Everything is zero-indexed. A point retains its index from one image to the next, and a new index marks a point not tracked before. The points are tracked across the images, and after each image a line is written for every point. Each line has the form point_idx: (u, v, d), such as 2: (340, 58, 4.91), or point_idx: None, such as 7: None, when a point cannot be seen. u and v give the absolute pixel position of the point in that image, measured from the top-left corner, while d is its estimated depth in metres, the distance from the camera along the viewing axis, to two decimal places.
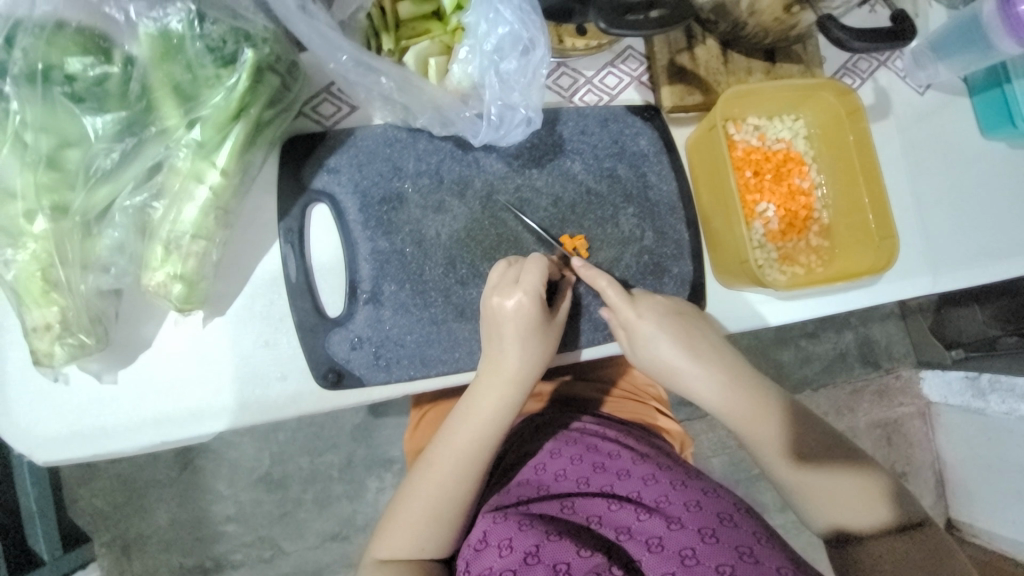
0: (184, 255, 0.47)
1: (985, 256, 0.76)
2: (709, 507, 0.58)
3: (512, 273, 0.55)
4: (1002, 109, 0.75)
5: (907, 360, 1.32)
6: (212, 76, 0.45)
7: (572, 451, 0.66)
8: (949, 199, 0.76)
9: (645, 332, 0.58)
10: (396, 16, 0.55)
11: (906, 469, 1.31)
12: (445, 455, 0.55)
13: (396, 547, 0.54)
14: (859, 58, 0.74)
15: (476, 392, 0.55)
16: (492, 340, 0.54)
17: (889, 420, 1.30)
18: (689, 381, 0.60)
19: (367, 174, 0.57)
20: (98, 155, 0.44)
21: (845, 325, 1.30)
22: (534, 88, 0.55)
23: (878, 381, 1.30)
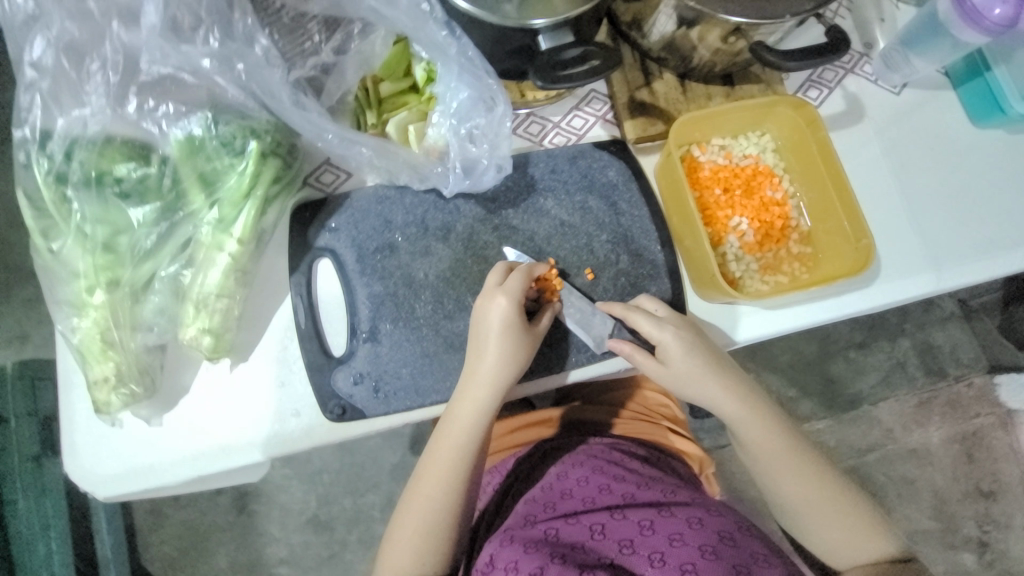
0: (211, 312, 0.57)
1: (994, 247, 0.74)
2: (710, 525, 0.60)
3: (494, 280, 0.61)
4: (990, 97, 0.74)
5: (980, 365, 1.48)
6: (227, 164, 0.56)
7: (578, 474, 0.67)
8: (949, 189, 0.75)
9: (682, 353, 0.62)
10: (378, 93, 0.65)
11: (992, 486, 1.47)
12: (436, 461, 0.60)
13: (398, 561, 0.58)
14: (823, 69, 0.76)
15: (460, 396, 0.59)
16: (473, 346, 0.60)
17: (969, 435, 1.47)
18: (713, 396, 0.63)
19: (363, 230, 0.65)
20: (139, 238, 0.55)
21: (902, 332, 1.48)
22: (501, 138, 0.63)
23: (949, 391, 1.47)
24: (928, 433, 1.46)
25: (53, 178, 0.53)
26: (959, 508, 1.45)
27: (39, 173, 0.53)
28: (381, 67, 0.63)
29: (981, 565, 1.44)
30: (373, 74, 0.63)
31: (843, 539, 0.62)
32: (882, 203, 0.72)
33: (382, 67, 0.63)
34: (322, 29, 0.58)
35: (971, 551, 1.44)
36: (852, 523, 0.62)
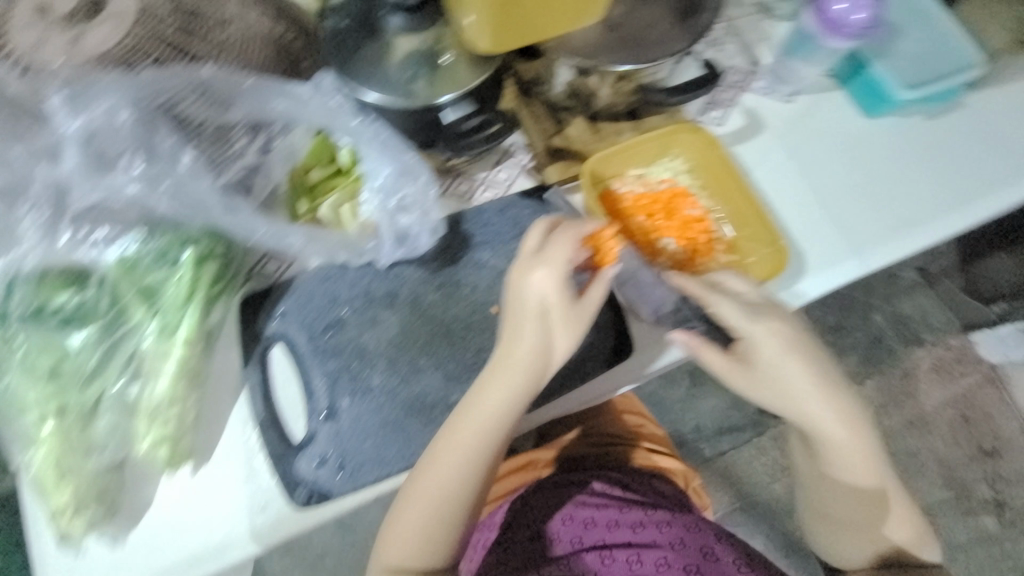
0: (164, 420, 0.58)
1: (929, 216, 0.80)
2: (688, 540, 0.72)
3: (533, 246, 0.60)
4: (873, 90, 0.81)
5: (953, 327, 1.56)
6: (164, 275, 0.58)
7: (571, 515, 0.76)
8: (908, 156, 0.83)
9: (781, 346, 0.63)
10: (308, 181, 0.67)
11: (995, 444, 1.50)
12: (449, 454, 0.58)
13: (402, 551, 0.59)
14: (719, 90, 0.83)
15: (484, 382, 0.60)
16: (551, 314, 0.59)
17: (959, 398, 1.51)
18: (795, 393, 0.63)
19: (310, 311, 0.67)
20: (81, 361, 0.57)
21: (870, 307, 1.57)
22: (432, 205, 0.67)
23: (931, 356, 1.54)
24: (919, 402, 1.52)
25: None
26: (967, 472, 1.49)
27: None
28: (306, 157, 0.66)
29: (1002, 527, 1.46)
30: (299, 165, 0.67)
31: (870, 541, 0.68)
32: (796, 202, 0.77)
33: (306, 157, 0.66)
34: (248, 133, 0.62)
35: (990, 514, 1.47)
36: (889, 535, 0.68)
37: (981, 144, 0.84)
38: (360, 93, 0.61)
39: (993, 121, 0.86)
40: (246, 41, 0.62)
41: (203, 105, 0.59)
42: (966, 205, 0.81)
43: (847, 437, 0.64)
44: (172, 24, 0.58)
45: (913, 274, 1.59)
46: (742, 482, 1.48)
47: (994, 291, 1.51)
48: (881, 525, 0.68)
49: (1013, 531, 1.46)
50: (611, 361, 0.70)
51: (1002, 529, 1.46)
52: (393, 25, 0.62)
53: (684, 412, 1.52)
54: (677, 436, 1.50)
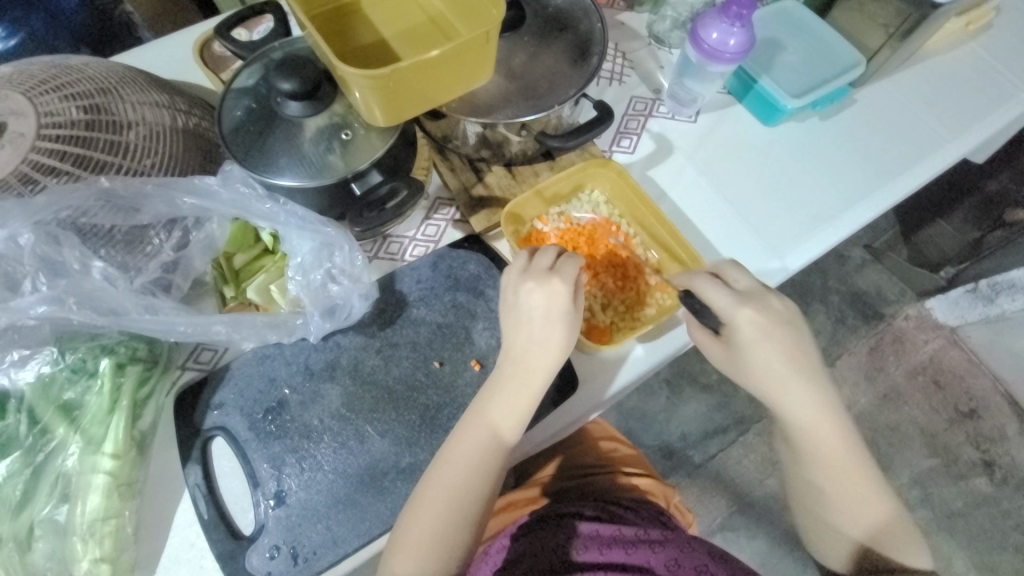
0: (99, 539, 0.56)
1: (848, 198, 0.85)
2: (685, 563, 0.72)
3: (546, 260, 0.63)
4: (765, 102, 0.86)
5: (908, 297, 1.62)
6: (87, 386, 0.58)
7: (557, 540, 0.75)
8: (829, 142, 0.89)
9: (749, 325, 0.63)
10: (232, 267, 0.68)
11: (971, 405, 1.55)
12: (468, 441, 0.60)
13: (419, 555, 0.57)
14: (627, 120, 0.88)
15: (495, 390, 0.62)
16: (536, 323, 0.62)
17: (926, 364, 1.57)
18: (771, 377, 0.64)
19: (249, 395, 0.66)
20: (9, 491, 0.55)
21: (827, 290, 1.62)
22: (360, 270, 0.68)
23: (892, 329, 1.59)
24: (891, 375, 1.56)
25: None
26: (949, 436, 1.52)
27: None
28: (227, 243, 0.67)
29: (995, 486, 1.48)
30: (221, 252, 0.67)
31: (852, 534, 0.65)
32: (712, 216, 0.81)
33: (227, 243, 0.67)
34: (164, 230, 0.63)
35: (981, 475, 1.49)
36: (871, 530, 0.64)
37: (895, 125, 0.91)
38: (267, 175, 0.62)
39: (885, 112, 0.91)
40: (154, 141, 0.64)
41: (109, 213, 0.59)
42: (874, 194, 0.86)
43: (824, 416, 0.64)
44: (75, 136, 0.59)
45: (860, 252, 1.66)
46: (735, 483, 1.48)
47: (941, 257, 1.55)
48: (861, 514, 0.64)
49: (1006, 489, 1.48)
50: (558, 399, 0.70)
51: (995, 489, 1.48)
52: (290, 111, 0.62)
53: (667, 422, 1.52)
54: (665, 447, 1.50)
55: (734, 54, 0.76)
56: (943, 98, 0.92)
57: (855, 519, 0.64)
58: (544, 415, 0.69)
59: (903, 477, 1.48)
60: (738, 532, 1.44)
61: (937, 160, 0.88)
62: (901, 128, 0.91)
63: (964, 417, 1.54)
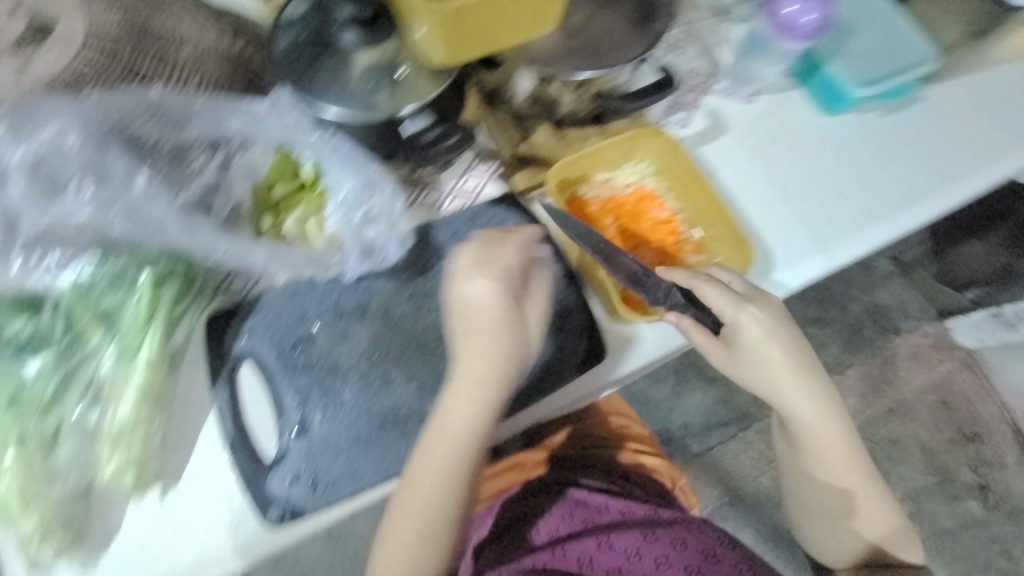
0: (128, 445, 0.57)
1: (895, 201, 0.82)
2: (692, 544, 0.78)
3: (474, 254, 0.62)
4: (830, 89, 0.83)
5: (929, 314, 1.59)
6: (122, 297, 0.58)
7: (564, 508, 0.81)
8: (881, 141, 0.86)
9: (757, 332, 0.64)
10: (271, 197, 0.66)
11: (975, 429, 1.53)
12: (445, 431, 0.60)
13: (424, 519, 0.61)
14: (683, 92, 0.84)
15: (457, 394, 0.61)
16: (479, 318, 0.61)
17: (937, 383, 1.55)
18: (786, 386, 0.66)
19: (279, 327, 0.66)
20: (40, 388, 0.56)
21: (846, 297, 1.60)
22: (397, 216, 0.68)
23: (908, 344, 1.57)
24: (900, 389, 1.55)
25: None
26: (948, 456, 1.52)
27: None
28: (268, 172, 0.66)
29: (987, 510, 1.49)
30: (260, 181, 0.66)
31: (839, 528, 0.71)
32: (758, 201, 0.79)
33: (268, 173, 0.66)
34: (206, 151, 0.63)
35: (975, 498, 1.49)
36: (854, 524, 0.71)
37: (955, 129, 0.87)
38: (318, 108, 0.61)
39: (952, 112, 0.87)
40: (199, 64, 0.63)
41: (155, 125, 0.60)
42: (928, 197, 0.83)
43: (823, 422, 0.67)
44: (126, 47, 0.59)
45: (888, 263, 1.63)
46: (729, 476, 1.49)
47: (970, 277, 1.51)
48: (847, 509, 0.70)
49: (996, 513, 1.48)
50: (586, 362, 0.69)
51: (987, 512, 1.48)
52: (345, 41, 0.60)
53: (669, 409, 1.53)
54: (665, 433, 1.51)
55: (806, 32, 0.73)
56: (1016, 104, 0.88)
57: (840, 515, 0.70)
58: (570, 379, 0.69)
59: (897, 490, 1.48)
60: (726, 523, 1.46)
61: (998, 170, 0.85)
62: (960, 132, 0.86)
63: (967, 440, 1.53)
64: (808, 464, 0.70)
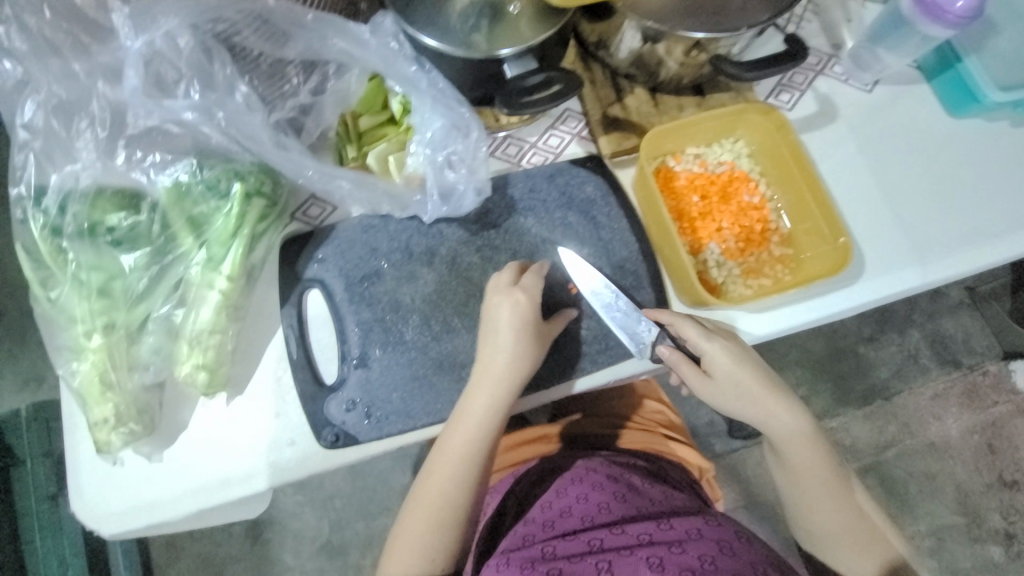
0: (205, 348, 0.59)
1: (1011, 221, 0.75)
2: (708, 535, 0.67)
3: (508, 276, 0.64)
4: (962, 87, 0.75)
5: (994, 353, 1.50)
6: (214, 206, 0.59)
7: (577, 489, 0.73)
8: (1006, 154, 0.78)
9: (721, 357, 0.63)
10: (357, 128, 0.67)
11: (1015, 477, 1.46)
12: (465, 429, 0.61)
13: (433, 516, 0.60)
14: (793, 72, 0.78)
15: (478, 395, 0.61)
16: (493, 336, 0.62)
17: (986, 425, 1.47)
18: (770, 410, 0.65)
19: (350, 259, 0.67)
20: (131, 282, 0.58)
21: (907, 323, 1.50)
22: (479, 162, 0.66)
23: (965, 380, 1.48)
24: (946, 425, 1.47)
25: (49, 231, 0.57)
26: (983, 500, 1.45)
27: (38, 227, 0.57)
28: (359, 102, 0.65)
29: (1008, 557, 1.43)
30: (351, 110, 0.66)
31: (852, 557, 0.66)
32: (859, 199, 0.73)
33: (358, 102, 0.65)
34: (301, 71, 0.61)
35: (998, 544, 1.43)
36: (864, 549, 0.66)
37: None
38: (418, 35, 0.58)
39: None
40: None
41: (259, 38, 0.57)
42: None
43: (804, 446, 0.66)
44: None
45: (961, 293, 1.52)
46: (747, 481, 1.47)
47: None
48: (852, 533, 0.66)
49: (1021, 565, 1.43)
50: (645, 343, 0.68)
51: (1007, 560, 1.43)
52: None
53: (698, 405, 1.50)
54: (689, 428, 1.49)
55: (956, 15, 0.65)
56: None
57: (847, 541, 0.66)
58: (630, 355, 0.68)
59: (921, 524, 1.43)
60: None
61: None
62: None
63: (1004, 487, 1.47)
64: (800, 490, 0.67)
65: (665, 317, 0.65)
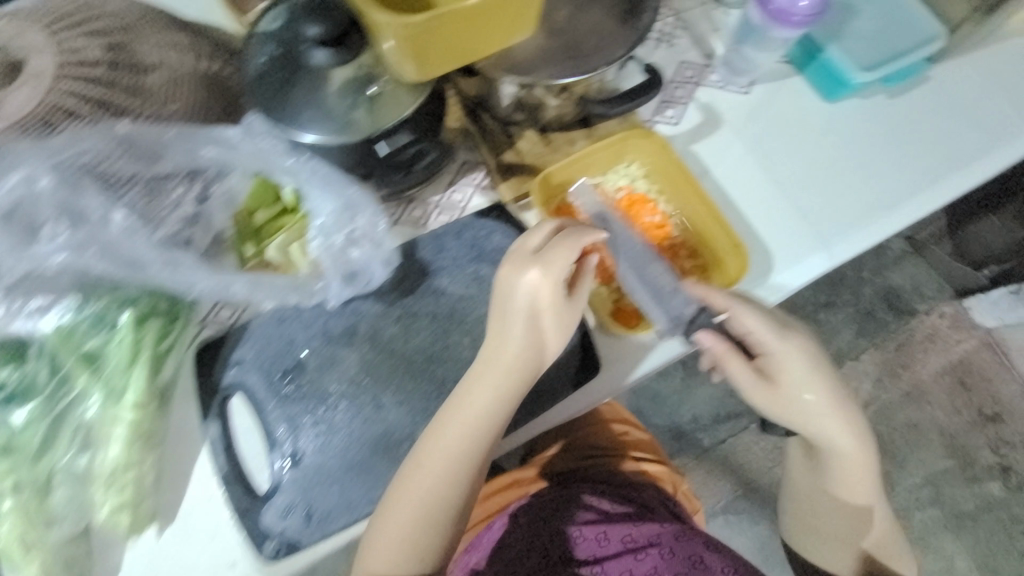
0: (121, 487, 0.58)
1: (902, 191, 0.78)
2: (681, 553, 0.74)
3: (534, 243, 0.59)
4: (830, 75, 0.78)
5: (945, 294, 1.53)
6: (105, 340, 0.57)
7: (557, 528, 0.76)
8: (888, 127, 0.81)
9: (788, 353, 0.62)
10: (253, 224, 0.66)
11: (996, 410, 1.49)
12: (458, 424, 0.59)
13: (411, 520, 0.57)
14: (673, 87, 0.81)
15: (471, 389, 0.60)
16: (511, 316, 0.59)
17: (954, 365, 1.50)
18: (810, 421, 0.65)
19: (268, 356, 0.66)
20: (30, 436, 0.56)
21: (860, 282, 1.53)
22: (382, 236, 0.66)
23: (926, 325, 1.51)
24: (917, 372, 1.50)
25: None
26: (968, 438, 1.47)
27: None
28: (249, 199, 0.65)
29: (1008, 491, 1.45)
30: (243, 207, 0.65)
31: (833, 540, 0.74)
32: (755, 198, 0.76)
33: (249, 199, 0.65)
34: (186, 181, 0.60)
35: (996, 479, 1.45)
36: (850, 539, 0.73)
37: (962, 112, 0.82)
38: (296, 135, 0.58)
39: (960, 92, 0.83)
40: (172, 87, 0.61)
41: (131, 159, 0.57)
42: (937, 182, 0.79)
43: (845, 444, 0.66)
44: (107, 82, 0.57)
45: (900, 243, 1.56)
46: (743, 469, 1.47)
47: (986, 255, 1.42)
48: (844, 524, 0.73)
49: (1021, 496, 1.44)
50: (579, 379, 0.68)
51: (1007, 493, 1.45)
52: (317, 59, 0.55)
53: (680, 403, 1.50)
54: (675, 429, 1.48)
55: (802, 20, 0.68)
56: None
57: (836, 529, 0.73)
58: (564, 395, 0.68)
59: (917, 476, 1.45)
60: (741, 515, 1.45)
61: (1008, 150, 0.81)
62: (967, 114, 0.82)
63: (987, 421, 1.49)
64: (841, 483, 0.70)
65: (702, 291, 0.64)
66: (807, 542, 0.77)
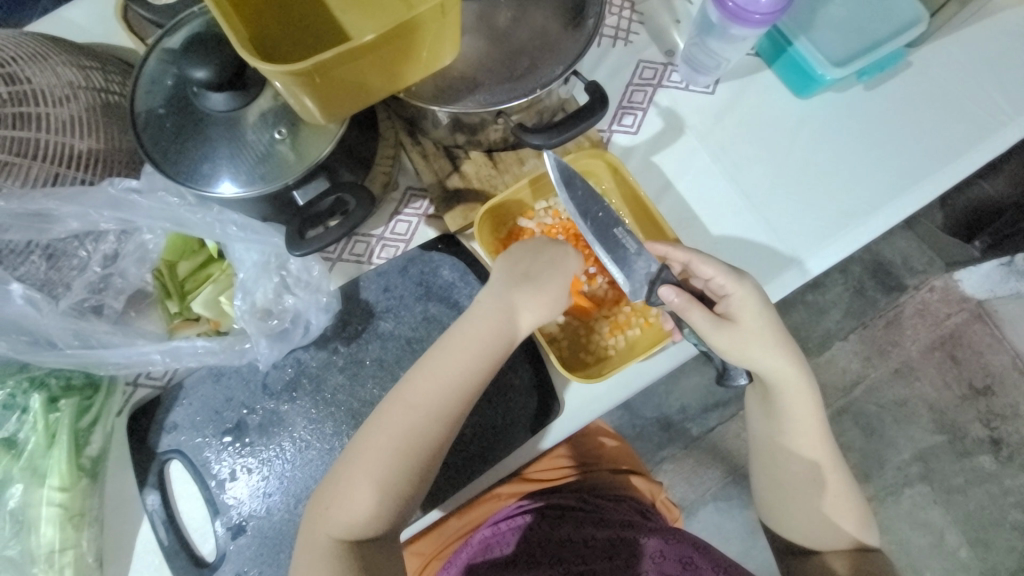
0: (59, 569, 0.55)
1: (879, 192, 0.73)
2: (671, 555, 0.67)
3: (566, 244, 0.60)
4: (800, 70, 0.72)
5: (936, 267, 1.38)
6: (19, 422, 0.55)
7: (542, 528, 0.72)
8: (865, 120, 0.75)
9: (742, 294, 0.58)
10: (176, 278, 0.61)
11: (987, 382, 1.36)
12: (453, 355, 0.55)
13: (380, 457, 0.52)
14: (631, 91, 0.74)
15: (471, 323, 0.56)
16: (525, 269, 0.58)
17: (945, 339, 1.36)
18: (770, 362, 0.59)
19: (205, 417, 0.62)
20: None
21: (848, 260, 1.38)
22: (319, 284, 0.61)
23: (914, 301, 1.36)
24: (906, 349, 1.35)
25: None
26: (959, 413, 1.35)
27: None
28: (168, 252, 0.60)
29: (1000, 464, 1.33)
30: (163, 260, 0.60)
31: (809, 525, 0.63)
32: (719, 210, 0.71)
33: (168, 252, 0.60)
34: (89, 242, 0.56)
35: (987, 452, 1.33)
36: (827, 521, 0.63)
37: (947, 99, 0.75)
38: (207, 187, 0.53)
39: (945, 76, 0.76)
40: (78, 124, 0.54)
41: (23, 230, 0.51)
42: (919, 181, 0.73)
43: (799, 400, 0.61)
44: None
45: None
46: (733, 456, 1.32)
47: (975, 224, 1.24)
48: (820, 505, 0.63)
49: (1012, 468, 1.33)
50: (536, 424, 0.65)
51: (999, 466, 1.33)
52: (212, 103, 0.52)
53: (665, 392, 1.34)
54: (663, 420, 1.33)
55: (765, 16, 0.62)
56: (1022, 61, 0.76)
57: (812, 510, 0.63)
58: (520, 441, 0.65)
59: (905, 452, 1.33)
60: (731, 502, 1.31)
61: (996, 141, 0.74)
62: (952, 101, 0.75)
63: (979, 395, 1.36)
64: (803, 446, 0.62)
65: (663, 249, 0.61)
66: (781, 520, 0.65)
